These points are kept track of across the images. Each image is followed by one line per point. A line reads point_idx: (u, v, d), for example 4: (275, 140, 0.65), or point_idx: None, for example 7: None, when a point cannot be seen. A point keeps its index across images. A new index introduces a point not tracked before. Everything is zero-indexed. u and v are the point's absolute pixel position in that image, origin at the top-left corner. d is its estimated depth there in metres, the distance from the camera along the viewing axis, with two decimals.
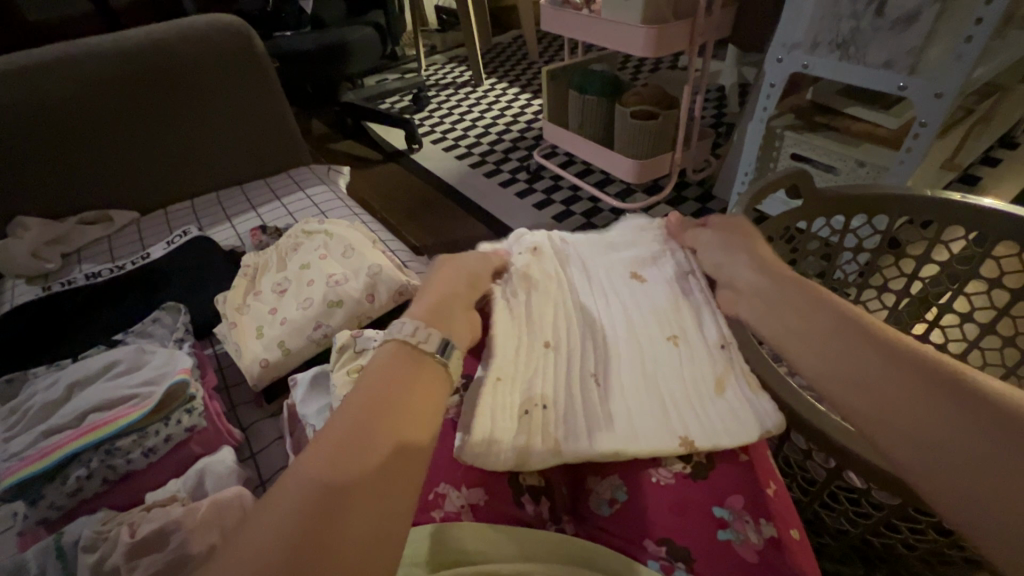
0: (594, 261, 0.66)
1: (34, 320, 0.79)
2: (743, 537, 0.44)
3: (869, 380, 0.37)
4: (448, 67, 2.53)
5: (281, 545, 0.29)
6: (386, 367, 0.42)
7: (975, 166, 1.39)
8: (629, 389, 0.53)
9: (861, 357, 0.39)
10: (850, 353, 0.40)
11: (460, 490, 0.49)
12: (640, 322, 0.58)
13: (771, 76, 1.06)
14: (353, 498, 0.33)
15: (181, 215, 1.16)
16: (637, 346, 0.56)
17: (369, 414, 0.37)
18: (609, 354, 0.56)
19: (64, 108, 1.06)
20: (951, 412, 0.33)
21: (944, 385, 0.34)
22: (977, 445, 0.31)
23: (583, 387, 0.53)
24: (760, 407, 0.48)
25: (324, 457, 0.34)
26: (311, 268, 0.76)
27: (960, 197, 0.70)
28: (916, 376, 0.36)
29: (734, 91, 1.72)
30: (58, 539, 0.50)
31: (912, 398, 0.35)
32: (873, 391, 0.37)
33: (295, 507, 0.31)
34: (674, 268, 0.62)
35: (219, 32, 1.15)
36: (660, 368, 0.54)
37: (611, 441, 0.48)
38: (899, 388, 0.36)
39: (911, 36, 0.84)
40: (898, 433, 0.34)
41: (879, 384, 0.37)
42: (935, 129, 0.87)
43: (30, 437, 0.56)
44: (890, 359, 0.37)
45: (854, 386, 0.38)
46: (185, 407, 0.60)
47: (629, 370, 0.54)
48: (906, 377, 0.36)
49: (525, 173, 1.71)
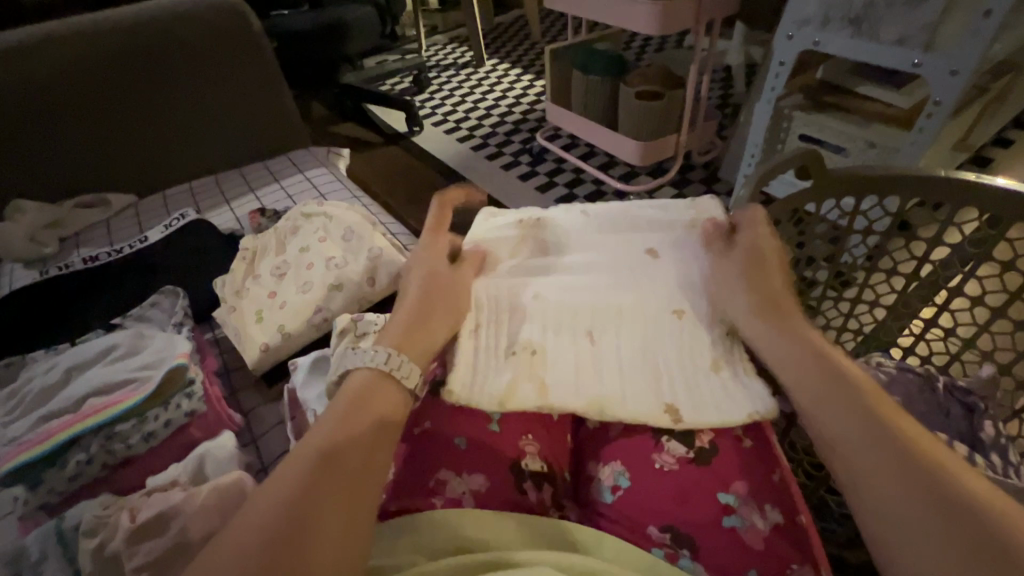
0: (606, 232, 0.63)
1: (33, 305, 0.78)
2: (749, 523, 0.44)
3: (843, 424, 0.39)
4: (449, 48, 2.47)
5: (275, 517, 0.34)
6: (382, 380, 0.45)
7: (988, 148, 1.36)
8: (625, 357, 0.52)
9: (835, 400, 0.40)
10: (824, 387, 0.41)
11: (461, 476, 0.48)
12: (648, 291, 0.56)
13: (780, 54, 1.02)
14: (341, 479, 0.37)
15: (179, 198, 1.14)
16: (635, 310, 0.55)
17: (350, 409, 0.42)
18: (609, 316, 0.55)
19: (62, 86, 1.04)
20: (898, 468, 0.35)
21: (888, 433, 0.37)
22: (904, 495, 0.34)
23: (581, 354, 0.53)
24: (753, 389, 0.49)
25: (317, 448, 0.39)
26: (310, 251, 0.74)
27: (974, 177, 0.68)
28: (878, 432, 0.37)
29: (741, 71, 1.68)
30: (58, 524, 0.49)
31: (879, 456, 0.36)
32: (847, 438, 0.38)
33: (293, 484, 0.36)
34: (689, 248, 0.58)
35: (217, 12, 1.13)
36: (662, 338, 0.53)
37: (598, 397, 0.50)
38: (867, 445, 0.37)
39: (927, 9, 0.82)
40: (858, 474, 0.37)
41: (848, 432, 0.38)
42: (950, 107, 0.85)
43: (28, 422, 0.56)
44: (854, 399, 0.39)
45: (830, 434, 0.39)
46: (185, 391, 0.59)
47: (624, 326, 0.54)
48: (857, 417, 0.38)
49: (527, 156, 1.68)
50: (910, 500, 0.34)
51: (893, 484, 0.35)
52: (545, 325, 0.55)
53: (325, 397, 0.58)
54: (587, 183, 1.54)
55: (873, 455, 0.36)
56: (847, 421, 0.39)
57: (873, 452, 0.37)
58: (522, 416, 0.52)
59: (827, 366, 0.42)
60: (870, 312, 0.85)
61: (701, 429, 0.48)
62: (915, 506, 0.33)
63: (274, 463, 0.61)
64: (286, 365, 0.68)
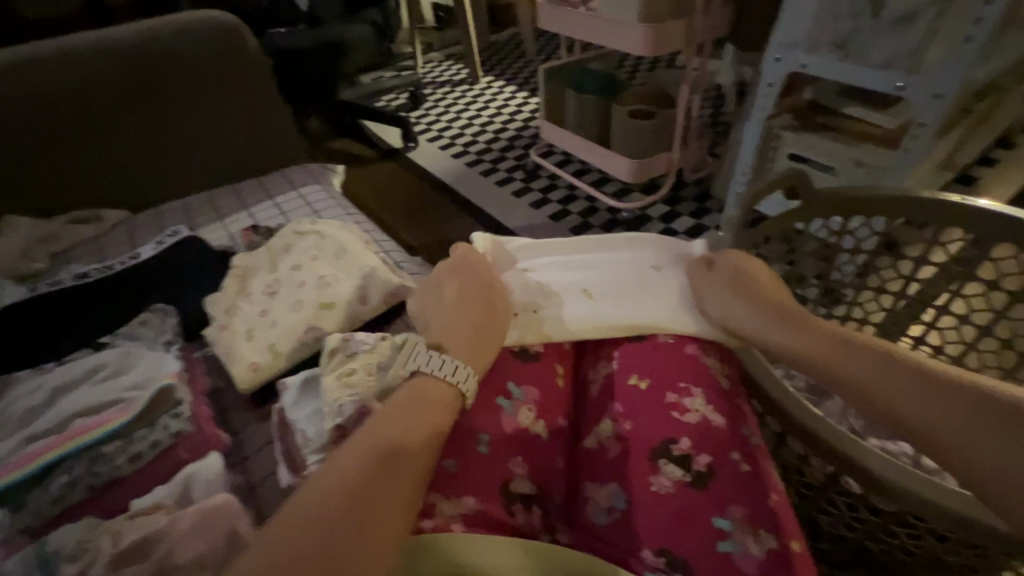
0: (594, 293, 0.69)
1: (23, 323, 0.77)
2: (743, 548, 0.43)
3: (900, 389, 0.41)
4: (444, 66, 2.51)
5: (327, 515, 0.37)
6: (405, 403, 0.46)
7: (973, 167, 1.38)
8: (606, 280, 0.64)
9: (853, 356, 0.44)
10: (851, 355, 0.45)
11: (451, 499, 0.47)
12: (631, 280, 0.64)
13: (768, 76, 1.04)
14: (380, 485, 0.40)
15: (173, 214, 1.14)
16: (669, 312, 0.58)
17: (410, 410, 0.46)
18: (614, 285, 0.63)
19: (54, 104, 1.05)
20: (936, 399, 0.39)
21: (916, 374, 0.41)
22: (959, 425, 0.38)
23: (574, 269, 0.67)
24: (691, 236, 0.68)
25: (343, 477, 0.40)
26: (302, 269, 0.74)
27: (959, 198, 0.69)
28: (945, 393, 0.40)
29: (732, 90, 1.71)
30: (40, 548, 0.48)
31: (957, 417, 0.38)
32: (880, 380, 0.42)
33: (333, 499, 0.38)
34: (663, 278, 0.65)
35: (207, 29, 1.14)
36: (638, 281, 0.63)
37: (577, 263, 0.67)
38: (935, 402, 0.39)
39: (910, 35, 0.84)
40: (911, 417, 0.40)
41: (876, 377, 0.42)
42: (934, 128, 0.87)
43: (11, 444, 0.55)
44: (861, 351, 0.45)
45: (905, 404, 0.40)
46: (173, 412, 0.59)
47: (621, 294, 0.61)
48: (869, 360, 0.44)
49: (521, 172, 1.70)
50: (963, 424, 0.38)
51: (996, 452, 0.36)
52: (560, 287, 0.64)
53: (314, 418, 0.58)
54: (581, 199, 1.55)
55: (911, 390, 0.41)
56: (895, 375, 0.42)
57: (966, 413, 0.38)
58: (506, 356, 0.57)
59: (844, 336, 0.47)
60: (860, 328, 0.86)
61: (699, 453, 0.48)
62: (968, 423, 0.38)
63: (263, 481, 0.60)
64: (275, 385, 0.67)
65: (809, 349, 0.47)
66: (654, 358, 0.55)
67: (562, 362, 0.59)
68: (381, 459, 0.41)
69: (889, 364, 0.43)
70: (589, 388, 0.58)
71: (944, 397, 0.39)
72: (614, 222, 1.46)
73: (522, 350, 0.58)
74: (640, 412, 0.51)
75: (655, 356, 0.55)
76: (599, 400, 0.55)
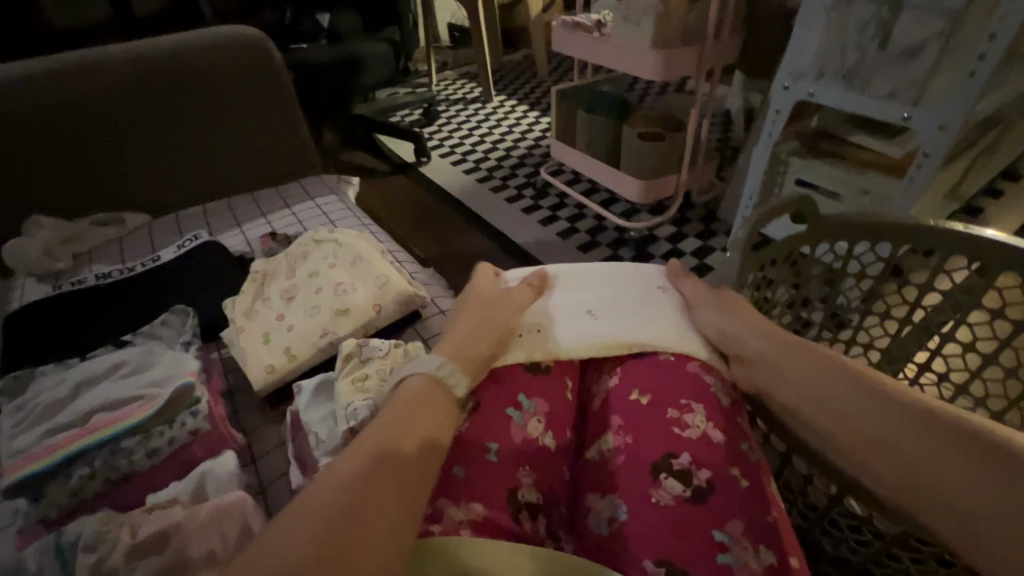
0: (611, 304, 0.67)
1: (46, 319, 0.80)
2: (743, 561, 0.43)
3: (905, 438, 0.43)
4: (458, 84, 2.57)
5: (326, 515, 0.39)
6: (410, 402, 0.49)
7: (979, 198, 1.40)
8: (618, 305, 0.63)
9: (861, 400, 0.46)
10: (863, 401, 0.46)
11: (460, 504, 0.47)
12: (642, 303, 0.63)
13: (777, 103, 1.07)
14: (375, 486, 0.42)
15: (192, 219, 1.17)
16: (667, 334, 0.59)
17: (407, 414, 0.47)
18: (622, 307, 0.62)
19: (86, 112, 1.09)
20: (941, 448, 0.41)
21: (926, 421, 0.43)
22: (967, 478, 0.39)
23: (593, 283, 0.66)
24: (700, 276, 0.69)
25: (340, 479, 0.42)
26: (320, 276, 0.76)
27: (963, 227, 0.70)
28: (910, 419, 0.43)
29: (740, 116, 1.74)
30: (59, 538, 0.49)
31: (925, 447, 0.42)
32: (884, 431, 0.44)
33: (333, 497, 0.40)
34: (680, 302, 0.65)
35: (239, 45, 1.18)
36: (649, 308, 0.62)
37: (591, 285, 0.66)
38: (901, 426, 0.43)
39: (915, 68, 0.87)
40: (916, 469, 0.41)
41: (885, 426, 0.44)
42: (939, 159, 0.89)
43: (34, 435, 0.57)
44: (869, 395, 0.46)
45: (911, 461, 0.42)
46: (191, 409, 0.60)
47: (623, 312, 0.62)
48: (877, 404, 0.45)
49: (531, 189, 1.73)
50: (972, 477, 0.39)
51: (960, 481, 0.39)
52: (573, 310, 0.63)
53: (329, 420, 0.60)
54: (589, 218, 1.58)
55: (914, 440, 0.42)
56: (900, 423, 0.43)
57: (924, 436, 0.42)
58: (517, 372, 0.57)
59: (853, 379, 0.47)
60: (866, 353, 0.87)
61: (699, 467, 0.48)
62: (978, 474, 0.39)
63: (273, 482, 0.61)
64: (290, 388, 0.68)
65: (816, 383, 0.49)
66: (658, 375, 0.56)
67: (569, 375, 0.59)
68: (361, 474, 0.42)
69: (895, 411, 0.44)
70: (592, 402, 0.58)
71: (949, 445, 0.41)
72: (621, 241, 1.48)
73: (534, 364, 0.58)
74: (640, 427, 0.52)
75: (655, 371, 0.56)
76: (602, 412, 0.56)
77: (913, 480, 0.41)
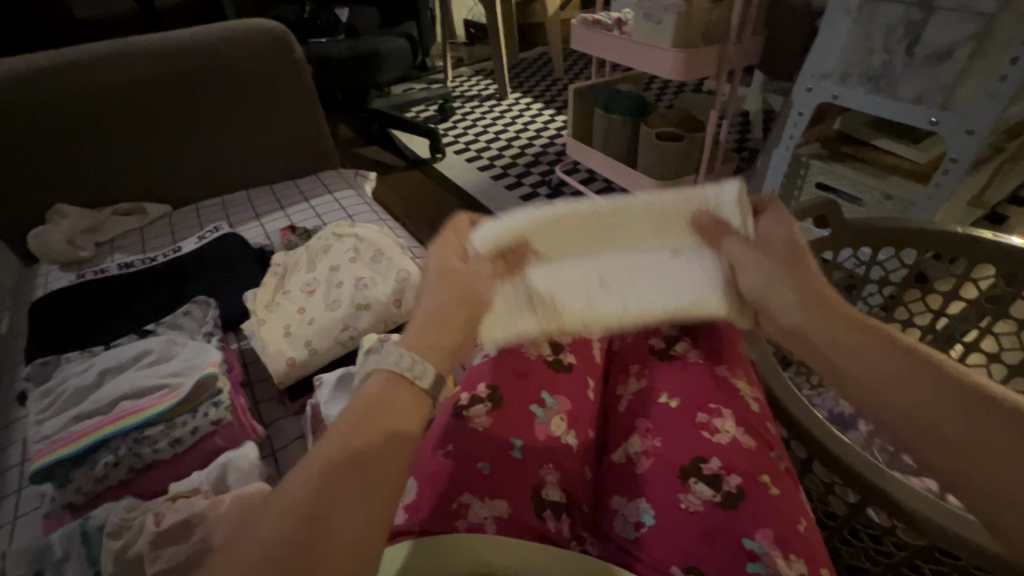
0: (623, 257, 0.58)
1: (70, 307, 0.81)
2: (774, 572, 0.41)
3: (930, 394, 0.38)
4: (473, 80, 2.57)
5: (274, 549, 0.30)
6: (376, 400, 0.40)
7: (1004, 206, 1.37)
8: (633, 280, 0.57)
9: (884, 355, 0.42)
10: (888, 357, 0.42)
11: (483, 501, 0.47)
12: (659, 268, 0.57)
13: (800, 105, 1.06)
14: (336, 505, 0.33)
15: (212, 211, 1.18)
16: (693, 299, 0.56)
17: (375, 403, 0.39)
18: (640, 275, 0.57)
19: (108, 103, 1.09)
20: (969, 411, 0.37)
21: (956, 383, 0.38)
22: (994, 441, 0.35)
23: (589, 241, 0.58)
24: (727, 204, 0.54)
25: (296, 499, 0.33)
26: (340, 270, 0.77)
27: (992, 235, 0.69)
28: (940, 379, 0.39)
29: (759, 118, 1.72)
30: (84, 524, 0.50)
31: (951, 405, 0.37)
32: (906, 387, 0.39)
33: (285, 523, 0.31)
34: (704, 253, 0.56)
35: (260, 37, 1.19)
36: (669, 275, 0.57)
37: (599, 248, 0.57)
38: (928, 385, 0.39)
39: (944, 71, 0.85)
40: (935, 427, 0.37)
41: (905, 381, 0.40)
42: (967, 164, 0.87)
43: (60, 422, 0.57)
44: (896, 352, 0.42)
45: (932, 418, 0.37)
46: (213, 400, 0.61)
47: (640, 282, 0.57)
48: (903, 362, 0.41)
49: (545, 188, 1.73)
50: (999, 442, 0.35)
51: (985, 443, 0.35)
52: (582, 289, 0.57)
53: None
54: None
55: (939, 398, 0.38)
56: (928, 382, 0.39)
57: (952, 396, 0.38)
58: (541, 370, 0.57)
59: (880, 335, 0.43)
60: None
61: (730, 472, 0.47)
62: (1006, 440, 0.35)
63: None
64: (310, 381, 0.69)
65: (839, 334, 0.45)
66: (686, 377, 0.56)
67: (592, 377, 0.60)
68: (318, 492, 0.33)
69: (923, 371, 0.40)
70: (617, 404, 0.59)
71: (977, 407, 0.37)
72: None
73: (556, 364, 0.59)
74: (670, 430, 0.52)
75: (684, 374, 0.56)
76: (628, 416, 0.56)
77: (931, 439, 0.37)
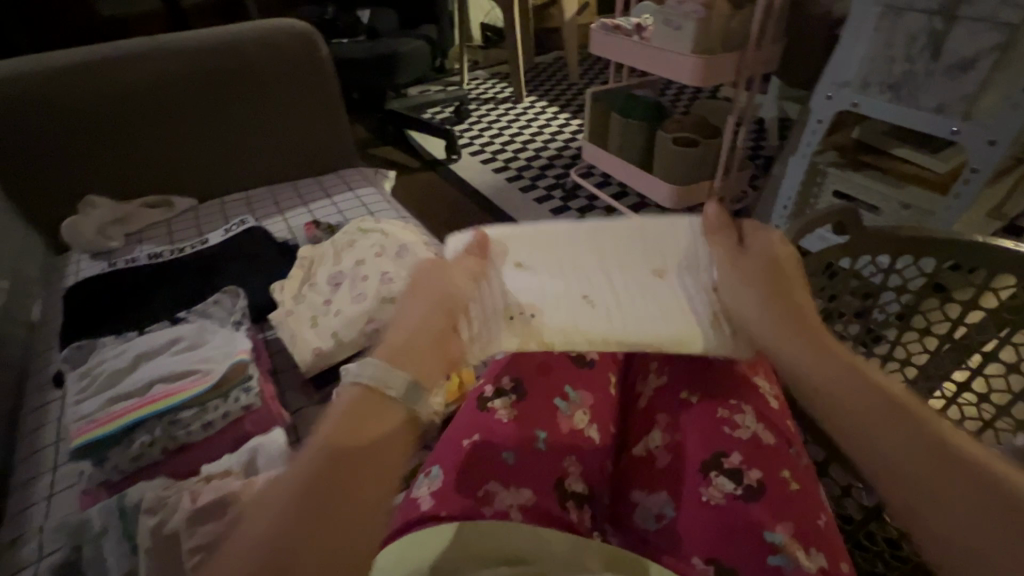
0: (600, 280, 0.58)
1: (102, 294, 0.83)
2: (795, 563, 0.42)
3: (896, 442, 0.36)
4: (489, 83, 2.59)
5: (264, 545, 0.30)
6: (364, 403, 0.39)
7: None
8: (614, 295, 0.56)
9: (854, 392, 0.39)
10: (858, 395, 0.39)
11: (509, 489, 0.49)
12: (636, 291, 0.56)
13: (818, 113, 1.06)
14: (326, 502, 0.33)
15: (236, 206, 1.21)
16: (676, 329, 0.52)
17: (365, 405, 0.38)
18: (621, 293, 0.56)
19: (138, 99, 1.12)
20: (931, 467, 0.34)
21: (926, 434, 0.35)
22: (955, 504, 0.32)
23: (562, 263, 0.59)
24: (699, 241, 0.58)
25: (286, 496, 0.32)
26: (365, 264, 0.78)
27: (1011, 244, 0.69)
28: (905, 427, 0.36)
29: (775, 125, 1.73)
30: (122, 499, 0.52)
31: (913, 460, 0.35)
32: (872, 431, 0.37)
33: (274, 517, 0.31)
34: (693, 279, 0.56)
35: (287, 38, 1.21)
36: (651, 296, 0.55)
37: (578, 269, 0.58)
38: (894, 431, 0.36)
39: (966, 82, 0.85)
40: (895, 482, 0.35)
41: (873, 425, 0.37)
42: (987, 175, 0.87)
43: (97, 402, 0.59)
44: (865, 390, 0.39)
45: (893, 471, 0.35)
46: (243, 386, 0.63)
47: (622, 299, 0.55)
48: (874, 401, 0.38)
49: (560, 190, 1.74)
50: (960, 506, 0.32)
51: (944, 506, 0.33)
52: (563, 299, 0.55)
53: None
54: None
55: (904, 447, 0.35)
56: (894, 427, 0.36)
57: (916, 448, 0.35)
58: (564, 365, 0.58)
59: (848, 370, 0.41)
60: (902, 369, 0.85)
61: (749, 467, 0.48)
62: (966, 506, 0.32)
63: None
64: (334, 371, 0.71)
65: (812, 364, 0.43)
66: (704, 374, 0.56)
67: (614, 371, 0.61)
68: (311, 488, 0.33)
69: (889, 415, 0.37)
70: (637, 399, 0.59)
71: (943, 461, 0.34)
72: None
73: (580, 359, 0.60)
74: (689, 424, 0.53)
75: (708, 373, 0.56)
76: (648, 411, 0.56)
77: (891, 494, 0.35)
